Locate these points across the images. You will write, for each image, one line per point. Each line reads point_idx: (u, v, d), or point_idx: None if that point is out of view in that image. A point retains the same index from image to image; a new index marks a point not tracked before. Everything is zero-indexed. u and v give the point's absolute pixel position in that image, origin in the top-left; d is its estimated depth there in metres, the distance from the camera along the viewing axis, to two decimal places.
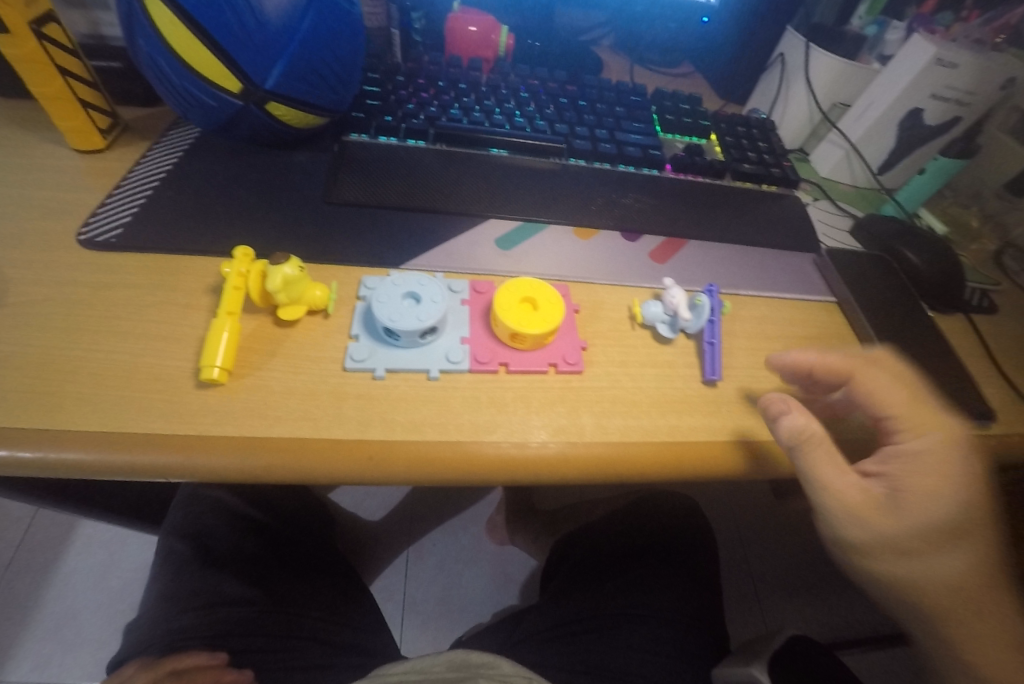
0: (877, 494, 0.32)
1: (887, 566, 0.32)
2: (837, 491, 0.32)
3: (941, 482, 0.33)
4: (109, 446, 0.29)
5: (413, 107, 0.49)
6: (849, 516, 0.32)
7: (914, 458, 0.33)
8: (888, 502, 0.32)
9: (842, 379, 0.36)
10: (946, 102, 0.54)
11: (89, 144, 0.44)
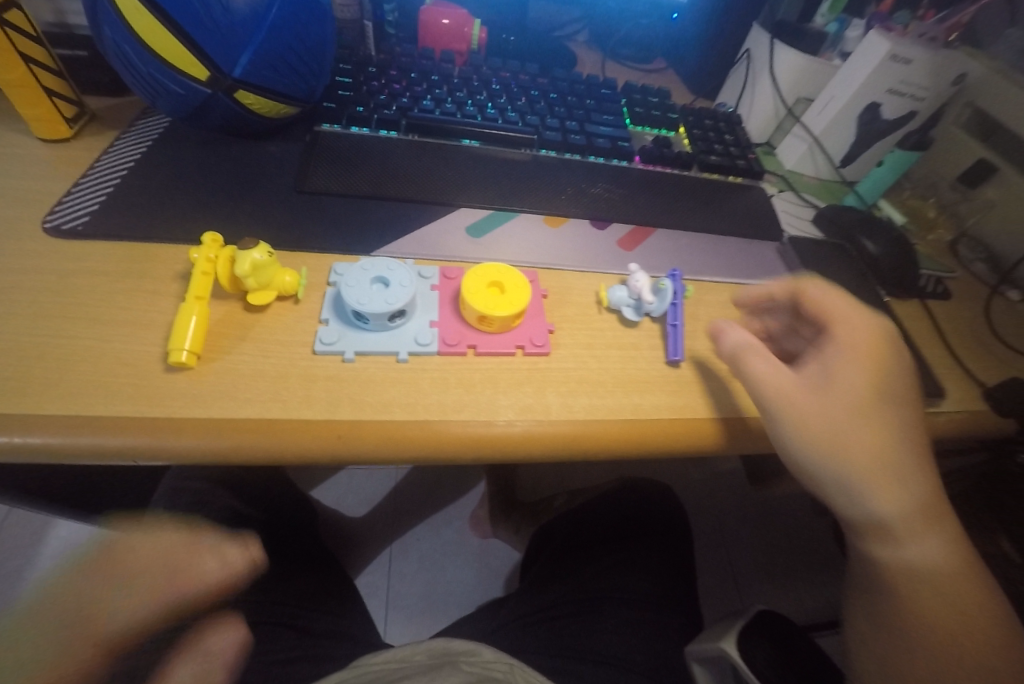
0: (808, 380, 0.35)
1: (818, 454, 0.33)
2: (767, 375, 0.35)
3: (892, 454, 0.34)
4: (77, 429, 0.30)
5: (385, 98, 0.50)
6: (777, 400, 0.34)
7: (837, 347, 0.36)
8: (816, 388, 0.34)
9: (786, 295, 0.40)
10: (901, 97, 0.56)
11: (55, 132, 0.44)
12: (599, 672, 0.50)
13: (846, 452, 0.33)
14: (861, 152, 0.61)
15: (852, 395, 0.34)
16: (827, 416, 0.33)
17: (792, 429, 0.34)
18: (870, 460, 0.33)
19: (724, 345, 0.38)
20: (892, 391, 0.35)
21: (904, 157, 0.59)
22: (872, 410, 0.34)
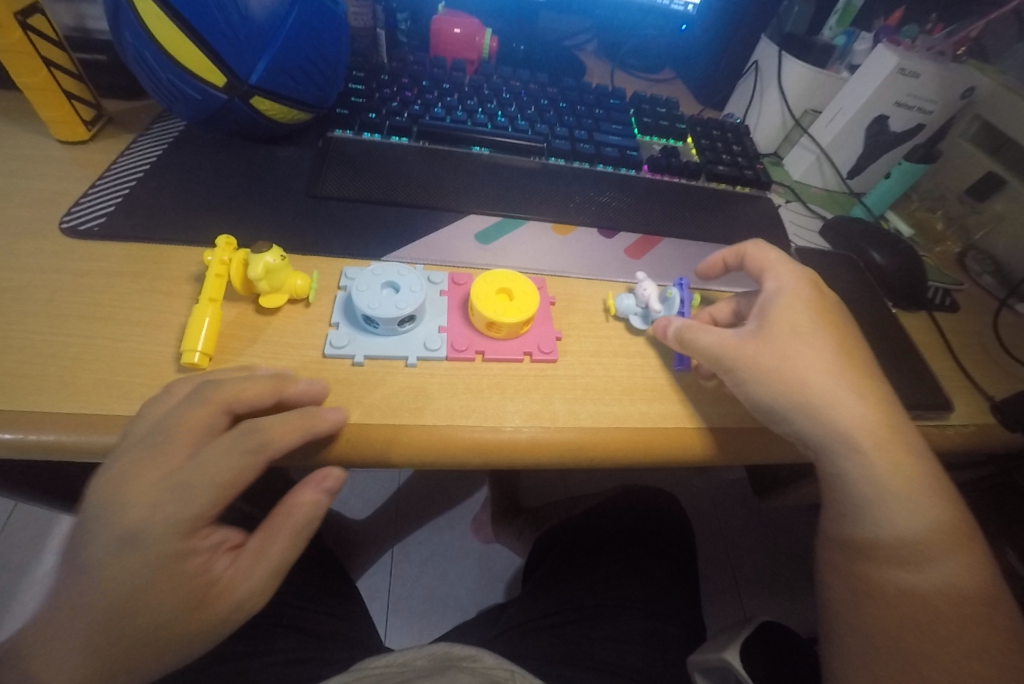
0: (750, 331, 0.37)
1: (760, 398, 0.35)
2: (712, 330, 0.37)
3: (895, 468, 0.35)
4: (91, 427, 0.30)
5: (396, 106, 0.50)
6: (728, 356, 0.36)
7: (775, 301, 0.38)
8: (760, 336, 0.36)
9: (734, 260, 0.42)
10: (909, 110, 0.56)
11: (74, 134, 0.45)
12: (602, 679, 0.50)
13: (802, 385, 0.34)
14: (869, 164, 0.61)
15: (791, 330, 0.36)
16: (775, 357, 0.35)
17: (749, 379, 0.35)
18: (827, 387, 0.35)
19: (667, 327, 0.39)
20: (826, 319, 0.38)
21: (911, 169, 0.58)
22: (813, 339, 0.36)
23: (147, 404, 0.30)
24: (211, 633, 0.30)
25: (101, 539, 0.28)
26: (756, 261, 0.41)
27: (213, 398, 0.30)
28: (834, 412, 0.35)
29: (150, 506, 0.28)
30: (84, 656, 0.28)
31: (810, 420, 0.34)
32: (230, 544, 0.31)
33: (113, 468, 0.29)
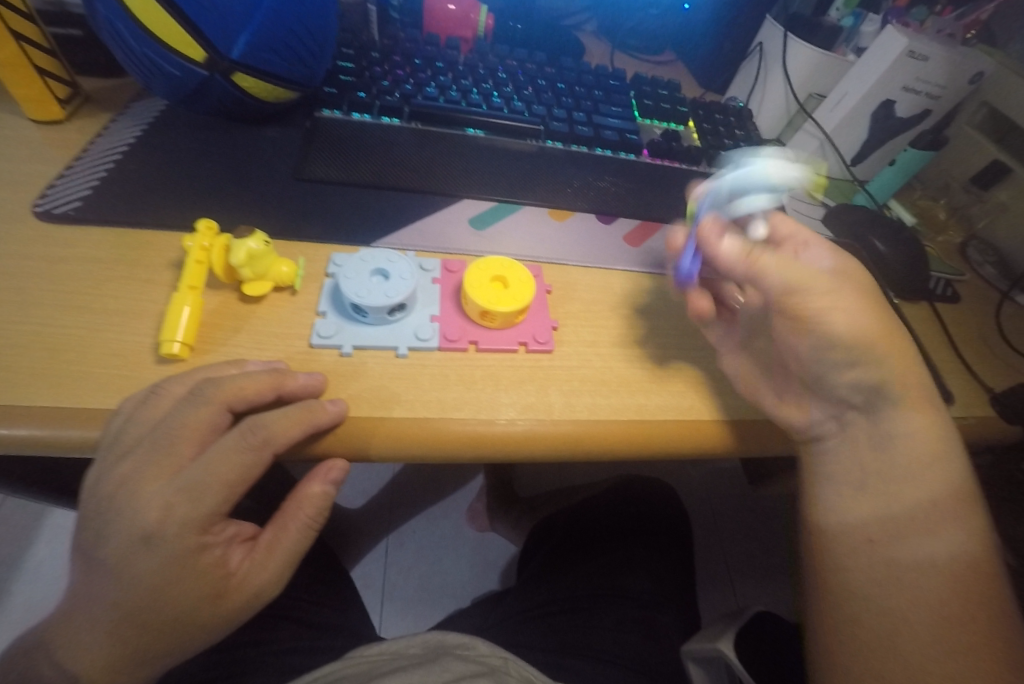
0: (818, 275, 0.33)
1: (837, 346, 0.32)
2: (786, 270, 0.32)
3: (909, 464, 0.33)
4: (65, 422, 0.29)
5: (388, 85, 0.48)
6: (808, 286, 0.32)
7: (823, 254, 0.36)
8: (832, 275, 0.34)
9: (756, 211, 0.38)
10: (917, 95, 0.55)
11: (48, 114, 0.43)
12: (598, 670, 0.50)
13: (882, 336, 0.33)
14: (874, 152, 0.59)
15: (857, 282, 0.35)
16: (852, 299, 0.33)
17: (835, 314, 0.32)
18: (895, 346, 0.33)
19: (727, 247, 0.34)
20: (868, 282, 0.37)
21: (916, 157, 0.57)
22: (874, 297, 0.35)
23: (138, 403, 0.29)
24: (230, 622, 0.29)
25: (112, 539, 0.27)
26: (788, 215, 0.38)
27: (215, 395, 0.29)
28: (901, 371, 0.33)
29: (160, 505, 0.27)
30: (103, 650, 0.27)
31: (886, 374, 0.33)
32: (244, 537, 0.30)
33: (117, 469, 0.28)
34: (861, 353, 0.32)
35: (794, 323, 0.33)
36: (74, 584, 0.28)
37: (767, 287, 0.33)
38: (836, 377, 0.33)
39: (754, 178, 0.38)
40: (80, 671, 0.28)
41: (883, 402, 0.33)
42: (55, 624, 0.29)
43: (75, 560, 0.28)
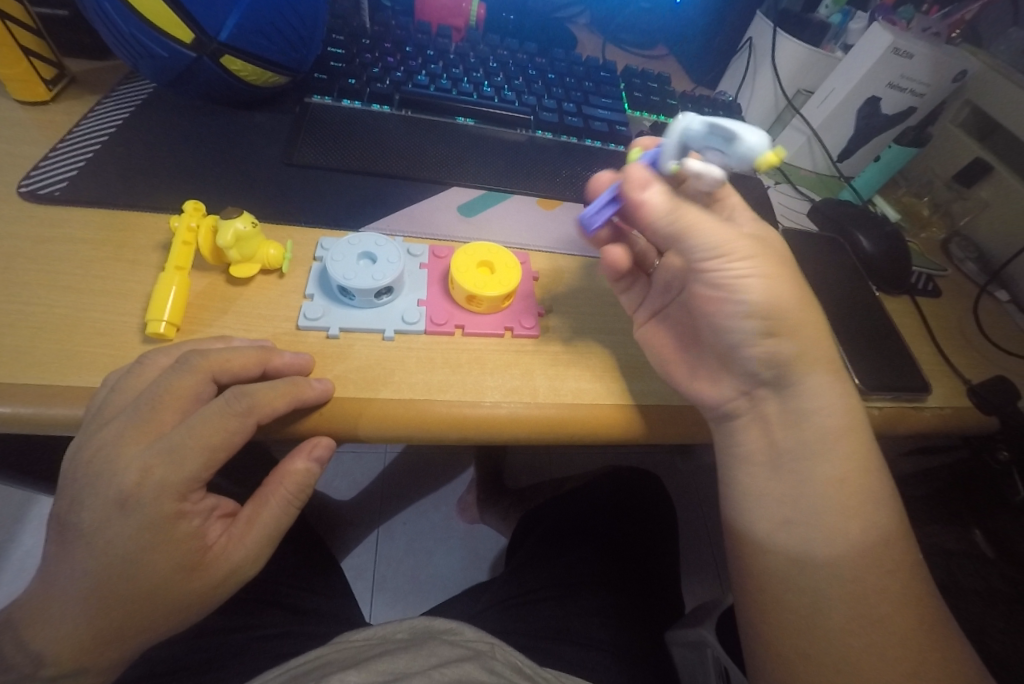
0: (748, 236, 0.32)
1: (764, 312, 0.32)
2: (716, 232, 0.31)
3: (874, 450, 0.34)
4: (48, 398, 0.29)
5: (378, 72, 0.48)
6: (733, 250, 0.31)
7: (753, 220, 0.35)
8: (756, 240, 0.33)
9: None
10: (901, 92, 0.55)
11: (33, 94, 0.42)
12: (579, 654, 0.51)
13: (802, 305, 0.32)
14: (859, 147, 0.60)
15: (779, 250, 0.34)
16: (774, 266, 0.32)
17: (757, 281, 0.31)
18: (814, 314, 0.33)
19: (656, 197, 0.31)
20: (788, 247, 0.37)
21: (900, 154, 0.58)
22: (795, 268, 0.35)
23: (121, 375, 0.29)
24: (207, 597, 0.29)
25: (91, 505, 0.27)
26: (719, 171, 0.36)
27: (200, 365, 0.29)
28: (817, 340, 0.33)
29: (139, 468, 0.27)
30: (79, 622, 0.27)
31: (800, 345, 0.32)
32: (223, 512, 0.30)
33: (97, 436, 0.28)
34: (781, 323, 0.32)
35: (720, 289, 0.32)
36: (54, 558, 0.28)
37: (692, 246, 0.31)
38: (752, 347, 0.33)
39: (700, 138, 0.29)
40: (57, 643, 0.28)
41: (799, 371, 0.33)
42: (32, 598, 0.29)
43: (55, 535, 0.29)
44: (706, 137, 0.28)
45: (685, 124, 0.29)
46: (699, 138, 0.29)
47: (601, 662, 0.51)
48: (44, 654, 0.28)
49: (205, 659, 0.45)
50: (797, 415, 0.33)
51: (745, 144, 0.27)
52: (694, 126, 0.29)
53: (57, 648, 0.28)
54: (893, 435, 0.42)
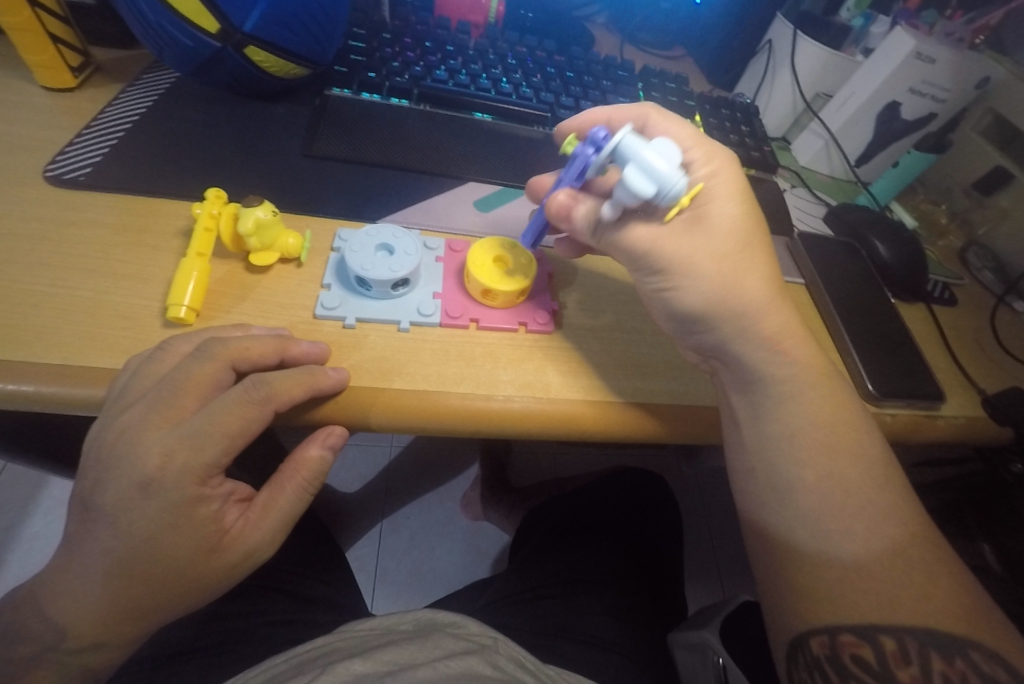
0: (680, 227, 0.33)
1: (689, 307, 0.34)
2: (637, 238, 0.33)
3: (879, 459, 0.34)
4: (71, 379, 0.29)
5: (398, 66, 0.48)
6: (656, 251, 0.33)
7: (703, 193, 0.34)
8: (690, 221, 0.33)
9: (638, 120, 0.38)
10: (923, 98, 0.55)
11: (59, 81, 0.43)
12: (581, 652, 0.51)
13: (731, 296, 0.33)
14: (877, 153, 0.60)
15: (722, 221, 0.33)
16: (705, 252, 0.33)
17: (676, 286, 0.33)
18: (748, 299, 0.34)
19: (581, 214, 0.34)
20: (751, 202, 0.35)
21: (920, 159, 0.57)
22: (743, 236, 0.34)
23: (143, 359, 0.30)
24: (223, 578, 0.30)
25: (112, 486, 0.27)
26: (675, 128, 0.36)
27: (221, 353, 0.30)
28: (752, 317, 0.34)
29: (161, 450, 0.27)
30: (100, 597, 0.28)
31: (729, 329, 0.34)
32: (240, 496, 0.31)
33: (121, 418, 0.28)
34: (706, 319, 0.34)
35: (654, 291, 0.35)
36: (75, 535, 0.29)
37: (622, 256, 0.34)
38: (687, 335, 0.36)
39: (633, 159, 0.28)
40: (78, 616, 0.28)
41: (737, 347, 0.35)
42: (55, 574, 0.29)
43: (76, 514, 0.29)
44: (639, 159, 0.28)
45: (625, 138, 0.29)
46: (633, 158, 0.29)
47: (604, 661, 0.51)
48: (69, 625, 0.29)
49: (213, 643, 0.45)
50: (751, 389, 0.35)
51: (668, 180, 0.28)
52: (632, 141, 0.28)
53: (80, 621, 0.28)
54: (906, 442, 0.42)
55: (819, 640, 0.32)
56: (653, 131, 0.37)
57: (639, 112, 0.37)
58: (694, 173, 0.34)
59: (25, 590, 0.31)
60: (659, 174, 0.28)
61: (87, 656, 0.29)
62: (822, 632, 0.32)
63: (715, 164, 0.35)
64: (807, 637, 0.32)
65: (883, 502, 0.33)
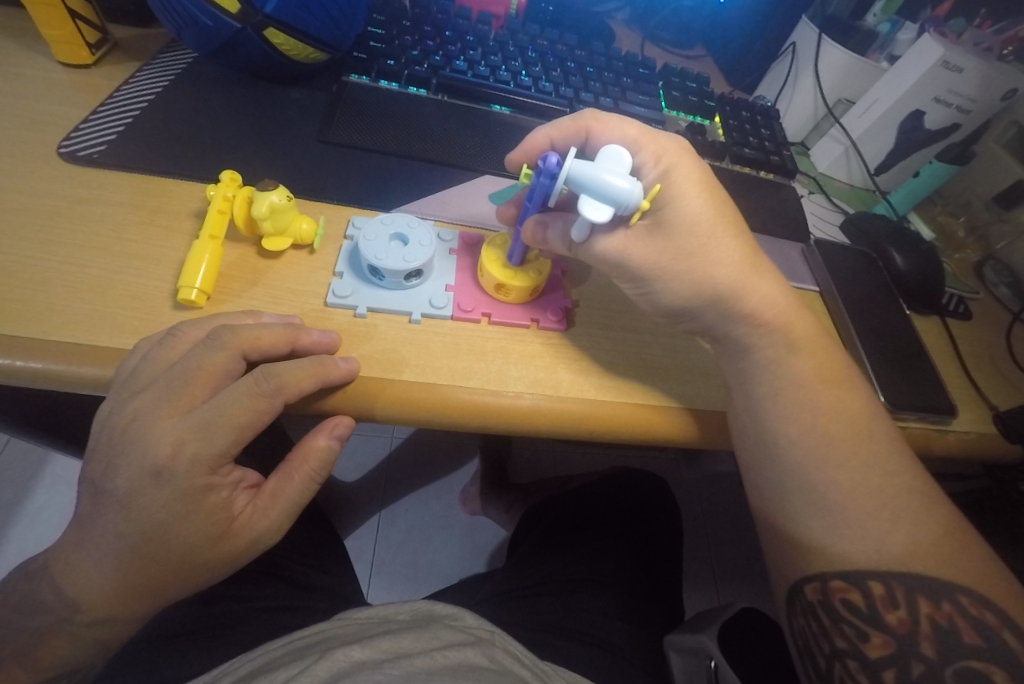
0: (642, 232, 0.34)
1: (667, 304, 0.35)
2: (604, 250, 0.34)
3: (886, 473, 0.34)
4: (82, 358, 0.29)
5: (417, 55, 0.48)
6: (626, 258, 0.34)
7: (662, 192, 0.34)
8: (652, 225, 0.34)
9: (580, 134, 0.38)
10: (947, 108, 0.54)
11: (76, 57, 0.42)
12: (577, 650, 0.51)
13: (706, 293, 0.35)
14: (897, 162, 0.58)
15: (685, 214, 0.34)
16: (673, 248, 0.34)
17: (651, 289, 0.35)
18: (733, 290, 0.35)
19: (552, 241, 0.35)
20: (712, 189, 0.36)
21: (943, 170, 0.56)
22: (710, 224, 0.35)
23: (155, 343, 0.29)
24: (229, 563, 0.30)
25: (123, 471, 0.27)
26: (615, 131, 0.36)
27: (232, 341, 0.29)
28: (731, 305, 0.35)
29: (172, 440, 0.27)
30: (108, 577, 0.28)
31: (715, 315, 0.35)
32: (249, 483, 0.31)
33: (132, 403, 0.28)
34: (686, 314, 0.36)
35: (634, 295, 0.37)
36: (83, 515, 0.29)
37: (597, 266, 0.36)
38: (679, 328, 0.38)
39: (589, 183, 0.30)
40: (88, 592, 0.29)
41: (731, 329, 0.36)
42: (66, 550, 0.29)
43: (84, 494, 0.29)
44: (595, 182, 0.30)
45: (574, 165, 0.30)
46: (587, 182, 0.30)
47: (600, 660, 0.50)
48: (78, 600, 0.29)
49: (211, 626, 0.45)
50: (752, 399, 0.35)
51: (628, 193, 0.30)
52: (586, 167, 0.30)
53: (89, 599, 0.29)
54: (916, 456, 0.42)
55: (812, 586, 0.34)
56: (599, 141, 0.37)
57: (579, 124, 0.38)
58: (648, 174, 0.35)
59: (41, 560, 0.31)
60: (617, 190, 0.30)
61: (97, 630, 0.30)
62: (813, 578, 0.34)
63: (667, 161, 0.35)
64: (801, 585, 0.35)
65: (892, 501, 0.34)
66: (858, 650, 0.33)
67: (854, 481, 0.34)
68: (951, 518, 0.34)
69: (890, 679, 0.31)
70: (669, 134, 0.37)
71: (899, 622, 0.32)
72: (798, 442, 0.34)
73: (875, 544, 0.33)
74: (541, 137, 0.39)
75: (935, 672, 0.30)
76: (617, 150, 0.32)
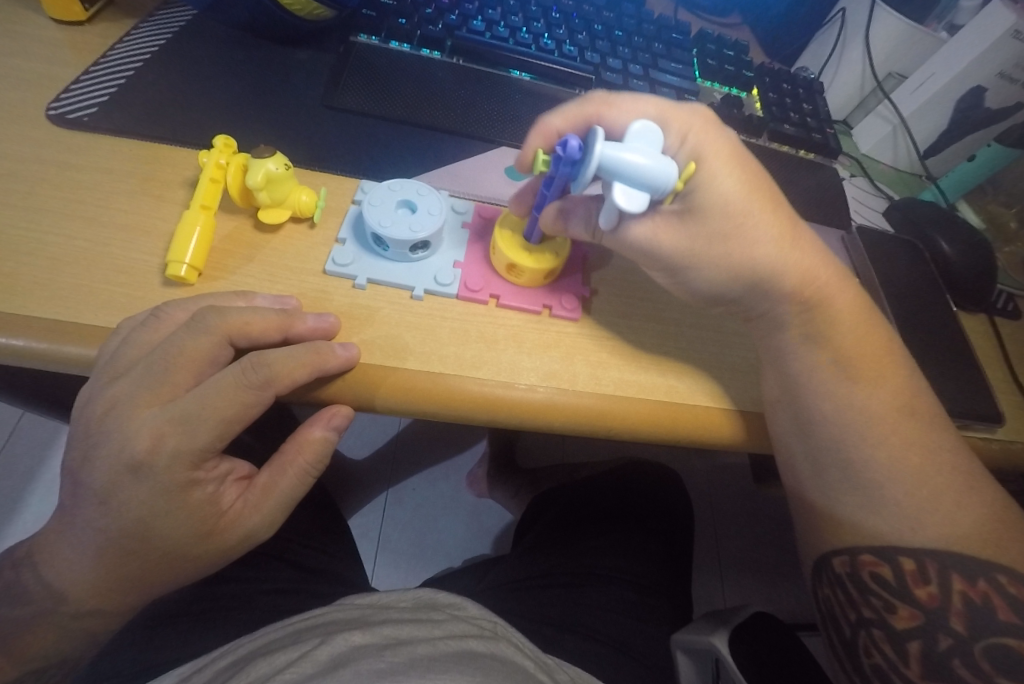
0: (669, 217, 0.31)
1: (705, 287, 0.33)
2: (632, 239, 0.32)
3: (934, 494, 0.31)
4: (63, 337, 0.27)
5: (431, 13, 0.44)
6: (656, 247, 0.31)
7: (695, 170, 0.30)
8: (683, 208, 0.31)
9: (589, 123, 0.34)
10: (1012, 85, 0.49)
11: (69, 13, 0.40)
12: (584, 646, 0.49)
13: (743, 278, 0.32)
14: (950, 144, 0.54)
15: (718, 194, 0.30)
16: (706, 234, 0.30)
17: (687, 275, 0.32)
18: (774, 270, 0.32)
19: (576, 228, 0.33)
20: (744, 162, 0.32)
21: (1000, 154, 0.51)
22: (745, 202, 0.31)
23: (137, 325, 0.27)
24: (219, 559, 0.28)
25: (101, 463, 0.26)
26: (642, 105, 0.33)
27: (218, 326, 0.27)
28: (762, 286, 0.32)
29: (151, 433, 0.25)
30: (92, 571, 0.27)
31: (753, 295, 0.32)
32: (239, 476, 0.29)
33: (110, 390, 0.26)
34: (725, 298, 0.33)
35: (667, 282, 0.34)
36: (66, 504, 0.28)
37: (626, 255, 0.33)
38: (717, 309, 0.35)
39: (617, 168, 0.27)
40: (69, 584, 0.27)
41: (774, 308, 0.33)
42: (49, 537, 0.28)
43: (66, 482, 0.27)
44: (624, 168, 0.27)
45: (603, 153, 0.26)
46: (613, 169, 0.27)
47: (606, 658, 0.49)
48: (64, 591, 0.28)
49: (211, 607, 0.44)
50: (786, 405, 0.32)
51: (665, 177, 0.27)
52: (618, 153, 0.27)
53: (75, 591, 0.27)
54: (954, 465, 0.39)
55: (840, 559, 0.33)
56: (616, 126, 0.33)
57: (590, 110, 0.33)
58: (676, 156, 0.31)
59: (27, 547, 0.30)
60: (653, 174, 0.27)
61: (84, 622, 0.29)
62: (842, 550, 0.32)
63: (694, 138, 0.31)
64: (829, 556, 0.33)
65: (936, 500, 0.31)
66: (884, 620, 0.31)
67: (894, 490, 0.31)
68: (1003, 506, 0.32)
69: (915, 650, 0.30)
70: (693, 107, 0.33)
71: (929, 597, 0.30)
72: (839, 447, 0.31)
73: (911, 554, 0.30)
74: (550, 126, 0.34)
75: (964, 645, 0.29)
76: (647, 126, 0.28)
